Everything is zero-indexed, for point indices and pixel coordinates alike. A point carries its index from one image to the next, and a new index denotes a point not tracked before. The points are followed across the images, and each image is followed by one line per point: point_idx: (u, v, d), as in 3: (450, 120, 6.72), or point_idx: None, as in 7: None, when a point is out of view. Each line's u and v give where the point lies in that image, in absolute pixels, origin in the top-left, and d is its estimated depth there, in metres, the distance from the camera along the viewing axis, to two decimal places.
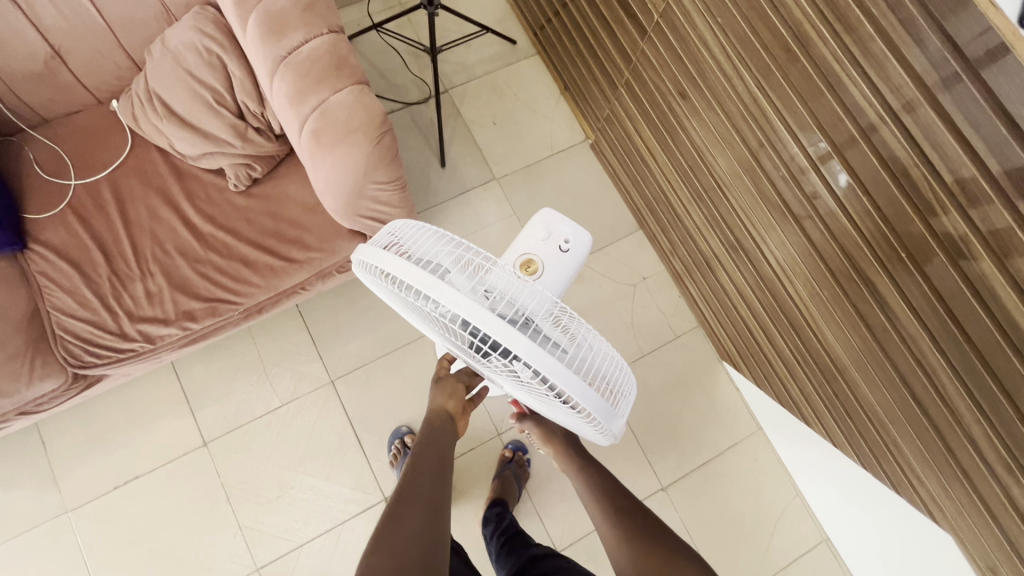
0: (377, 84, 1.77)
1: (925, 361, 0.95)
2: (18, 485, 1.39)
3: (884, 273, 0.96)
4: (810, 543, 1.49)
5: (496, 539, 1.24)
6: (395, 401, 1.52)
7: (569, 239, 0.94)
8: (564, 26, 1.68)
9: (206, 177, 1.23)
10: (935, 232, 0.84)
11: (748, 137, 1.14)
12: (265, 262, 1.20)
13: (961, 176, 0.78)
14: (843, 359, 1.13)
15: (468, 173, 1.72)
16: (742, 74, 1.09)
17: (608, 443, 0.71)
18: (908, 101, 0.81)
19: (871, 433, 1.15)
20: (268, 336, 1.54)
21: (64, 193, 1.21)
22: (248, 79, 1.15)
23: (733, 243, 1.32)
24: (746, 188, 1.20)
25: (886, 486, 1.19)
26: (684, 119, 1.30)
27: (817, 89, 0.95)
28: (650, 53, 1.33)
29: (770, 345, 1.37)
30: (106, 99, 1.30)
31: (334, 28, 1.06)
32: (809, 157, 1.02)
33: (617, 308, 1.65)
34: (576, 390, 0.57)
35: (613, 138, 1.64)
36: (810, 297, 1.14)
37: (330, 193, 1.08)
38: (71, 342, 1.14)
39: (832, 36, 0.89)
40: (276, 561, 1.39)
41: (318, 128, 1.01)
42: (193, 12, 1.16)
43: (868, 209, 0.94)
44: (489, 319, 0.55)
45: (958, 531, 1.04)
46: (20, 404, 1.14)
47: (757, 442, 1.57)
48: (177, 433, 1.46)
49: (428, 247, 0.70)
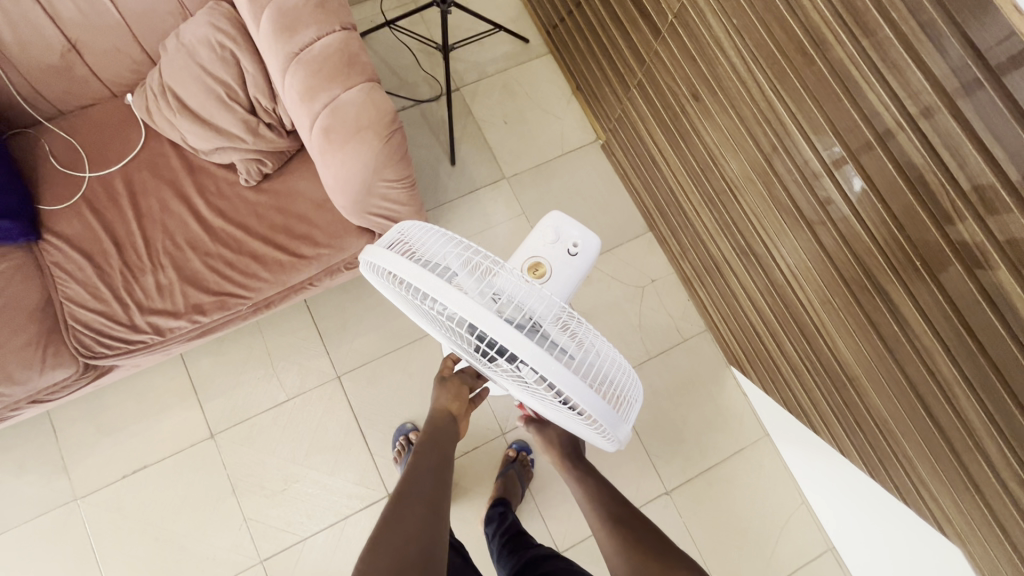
0: (389, 80, 1.78)
1: (938, 371, 0.93)
2: (29, 471, 1.42)
3: (898, 282, 0.94)
4: (815, 552, 1.48)
5: (498, 538, 1.24)
6: (400, 397, 1.52)
7: (578, 242, 0.93)
8: (577, 26, 1.67)
9: (218, 172, 1.24)
10: (951, 241, 0.83)
11: (761, 141, 1.13)
12: (274, 257, 1.20)
13: (980, 184, 0.76)
14: (853, 368, 1.12)
15: (478, 172, 1.72)
16: (756, 77, 1.08)
17: (614, 448, 0.70)
18: (926, 107, 0.80)
19: (881, 443, 1.13)
20: (276, 331, 1.55)
21: (78, 185, 1.22)
22: (261, 75, 1.16)
23: (744, 247, 1.31)
24: (758, 192, 1.18)
25: (895, 496, 1.18)
26: (697, 121, 1.29)
27: (833, 94, 0.94)
28: (664, 53, 1.32)
29: (779, 351, 1.35)
30: (120, 92, 1.31)
31: (347, 25, 1.06)
32: (824, 162, 1.00)
33: (625, 310, 1.64)
34: (583, 396, 0.57)
35: (625, 139, 1.63)
36: (821, 304, 1.13)
37: (340, 190, 1.08)
38: (82, 333, 1.15)
39: (848, 39, 0.87)
40: (279, 553, 1.40)
41: (329, 125, 1.01)
42: (208, 8, 1.17)
43: (882, 216, 0.93)
44: (495, 323, 0.55)
45: (968, 544, 1.02)
46: (32, 392, 1.15)
47: (763, 448, 1.55)
48: (185, 424, 1.47)
49: (434, 249, 0.69)
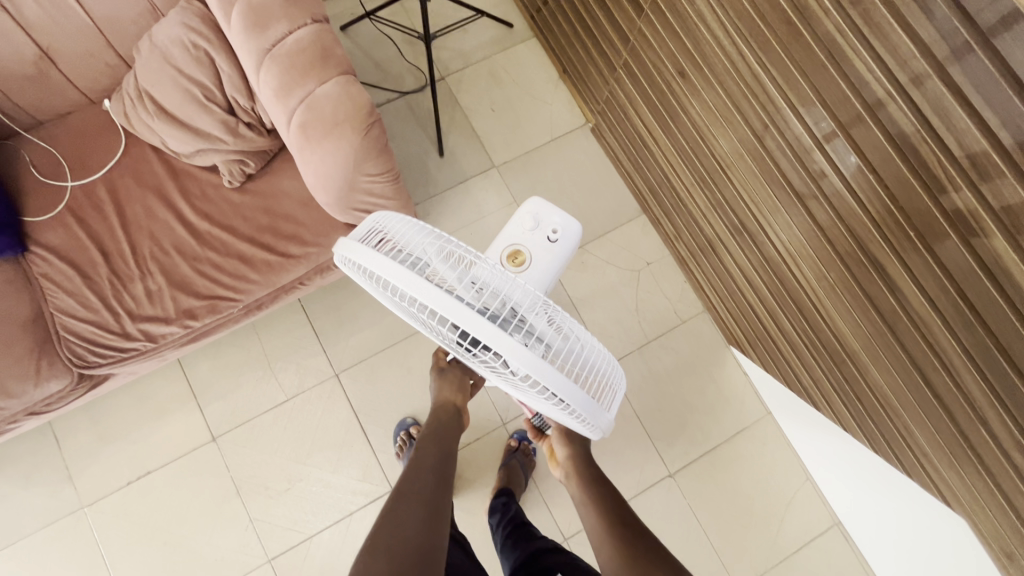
0: (373, 73, 1.75)
1: (938, 344, 0.92)
2: (35, 482, 1.42)
3: (894, 254, 0.92)
4: (821, 528, 1.47)
5: (502, 529, 1.24)
6: (400, 392, 1.52)
7: (558, 229, 0.93)
8: (561, 8, 1.64)
9: (201, 174, 1.23)
10: (945, 209, 0.81)
11: (752, 118, 1.10)
12: (262, 258, 1.19)
13: (973, 151, 0.74)
14: (852, 342, 1.10)
15: (467, 162, 1.70)
16: (741, 50, 1.05)
17: (597, 437, 0.70)
18: (916, 75, 0.78)
19: (883, 417, 1.12)
20: (272, 332, 1.55)
21: (60, 194, 1.21)
22: (237, 73, 1.14)
23: (737, 225, 1.29)
24: (750, 169, 1.16)
25: (898, 469, 1.17)
26: (685, 98, 1.26)
27: (820, 64, 0.91)
28: (648, 31, 1.29)
29: (777, 328, 1.34)
30: (98, 98, 1.30)
31: (319, 18, 1.04)
32: (815, 136, 0.98)
33: (622, 294, 1.62)
34: (560, 388, 0.57)
35: (615, 122, 1.60)
36: (818, 280, 1.11)
37: (322, 187, 1.07)
38: (75, 343, 1.15)
39: (834, 8, 0.85)
40: (287, 552, 1.41)
41: (306, 121, 0.99)
42: (179, 7, 1.15)
43: (875, 188, 0.91)
44: (472, 319, 0.55)
45: (972, 514, 1.01)
46: (29, 405, 1.16)
47: (766, 427, 1.55)
48: (186, 428, 1.48)
49: (412, 240, 0.68)
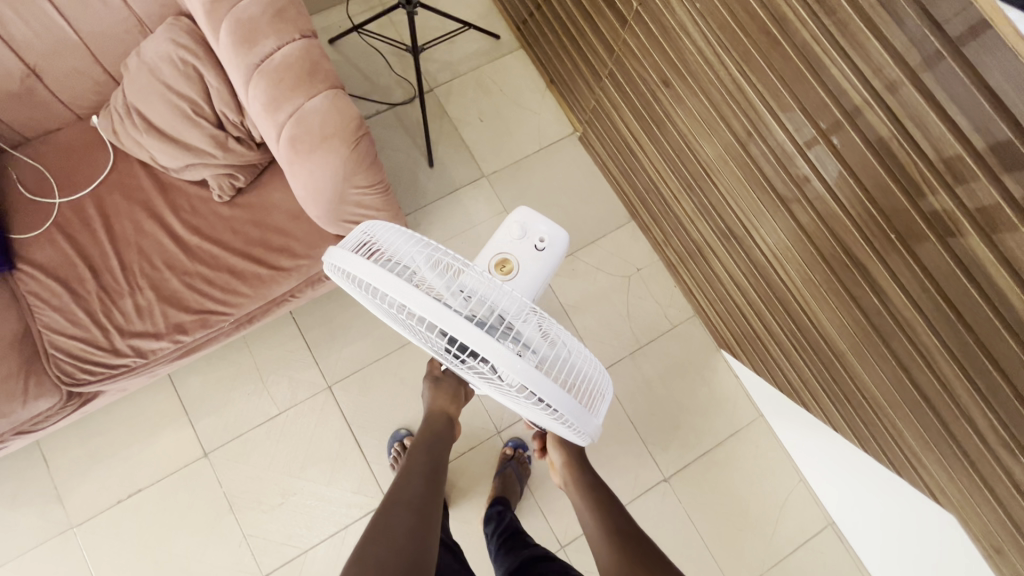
0: (362, 85, 1.76)
1: (920, 343, 0.93)
2: (23, 502, 1.40)
3: (876, 258, 0.94)
4: (816, 528, 1.49)
5: (496, 537, 1.24)
6: (393, 402, 1.52)
7: (545, 237, 0.94)
8: (546, 19, 1.66)
9: (190, 189, 1.23)
10: (923, 212, 0.83)
11: (735, 126, 1.12)
12: (253, 271, 1.19)
13: (947, 155, 0.76)
14: (838, 343, 1.12)
15: (456, 171, 1.71)
16: (722, 58, 1.07)
17: (585, 443, 0.71)
18: (890, 82, 0.80)
19: (871, 416, 1.14)
20: (264, 345, 1.54)
21: (47, 211, 1.21)
22: (225, 87, 1.14)
23: (724, 230, 1.31)
24: (734, 174, 1.18)
25: (887, 468, 1.18)
26: (669, 107, 1.28)
27: (800, 73, 0.93)
28: (632, 41, 1.31)
29: (765, 330, 1.35)
30: (85, 115, 1.29)
31: (306, 33, 1.05)
32: (796, 142, 1.00)
33: (613, 301, 1.64)
34: (549, 393, 0.58)
35: (601, 130, 1.62)
36: (803, 281, 1.13)
37: (311, 200, 1.07)
38: (64, 360, 1.14)
39: (811, 18, 0.87)
40: (282, 567, 1.40)
41: (294, 134, 1.00)
42: (167, 24, 1.16)
43: (856, 192, 0.92)
44: (462, 325, 0.56)
45: (962, 511, 1.02)
46: (17, 424, 1.14)
47: (758, 429, 1.56)
48: (178, 444, 1.46)
49: (401, 248, 0.69)
